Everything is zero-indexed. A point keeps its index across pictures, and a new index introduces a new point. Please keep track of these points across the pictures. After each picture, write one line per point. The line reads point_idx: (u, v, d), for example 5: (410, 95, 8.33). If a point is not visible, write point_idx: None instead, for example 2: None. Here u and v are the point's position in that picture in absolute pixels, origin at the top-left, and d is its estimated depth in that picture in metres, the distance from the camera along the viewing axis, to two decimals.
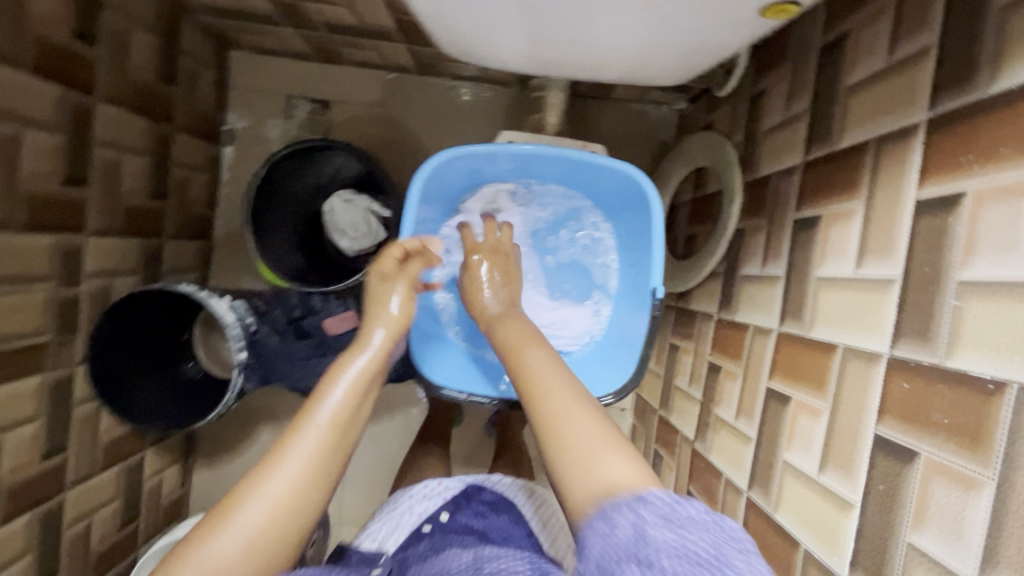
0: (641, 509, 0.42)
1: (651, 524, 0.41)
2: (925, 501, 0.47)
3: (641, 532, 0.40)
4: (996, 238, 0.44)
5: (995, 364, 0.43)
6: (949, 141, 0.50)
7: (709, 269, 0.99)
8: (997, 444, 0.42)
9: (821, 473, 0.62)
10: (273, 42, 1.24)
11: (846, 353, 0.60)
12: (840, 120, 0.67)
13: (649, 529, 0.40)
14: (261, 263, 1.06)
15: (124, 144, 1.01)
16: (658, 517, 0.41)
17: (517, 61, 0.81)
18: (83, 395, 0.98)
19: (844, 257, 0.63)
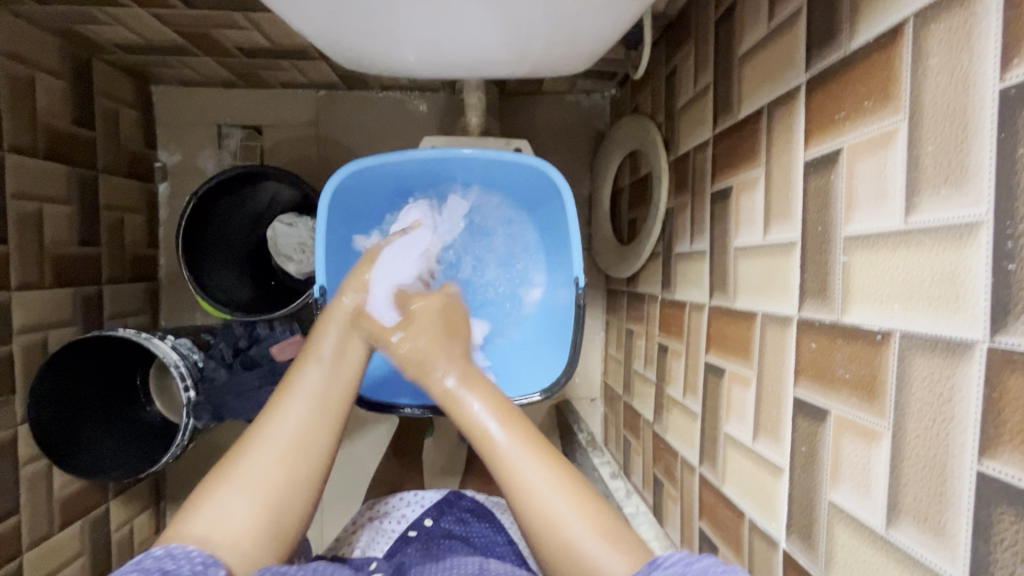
0: (654, 570, 0.44)
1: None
2: (838, 459, 0.47)
3: None
4: (870, 190, 0.44)
5: (880, 315, 0.43)
6: (824, 99, 0.50)
7: (649, 251, 0.99)
8: (888, 394, 0.42)
9: (755, 441, 0.62)
10: (193, 74, 1.22)
11: (764, 319, 0.61)
12: (737, 91, 0.68)
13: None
14: (201, 298, 1.06)
15: (43, 194, 0.98)
16: (670, 570, 0.43)
17: (418, 69, 0.80)
18: (28, 454, 0.96)
19: (754, 225, 0.63)
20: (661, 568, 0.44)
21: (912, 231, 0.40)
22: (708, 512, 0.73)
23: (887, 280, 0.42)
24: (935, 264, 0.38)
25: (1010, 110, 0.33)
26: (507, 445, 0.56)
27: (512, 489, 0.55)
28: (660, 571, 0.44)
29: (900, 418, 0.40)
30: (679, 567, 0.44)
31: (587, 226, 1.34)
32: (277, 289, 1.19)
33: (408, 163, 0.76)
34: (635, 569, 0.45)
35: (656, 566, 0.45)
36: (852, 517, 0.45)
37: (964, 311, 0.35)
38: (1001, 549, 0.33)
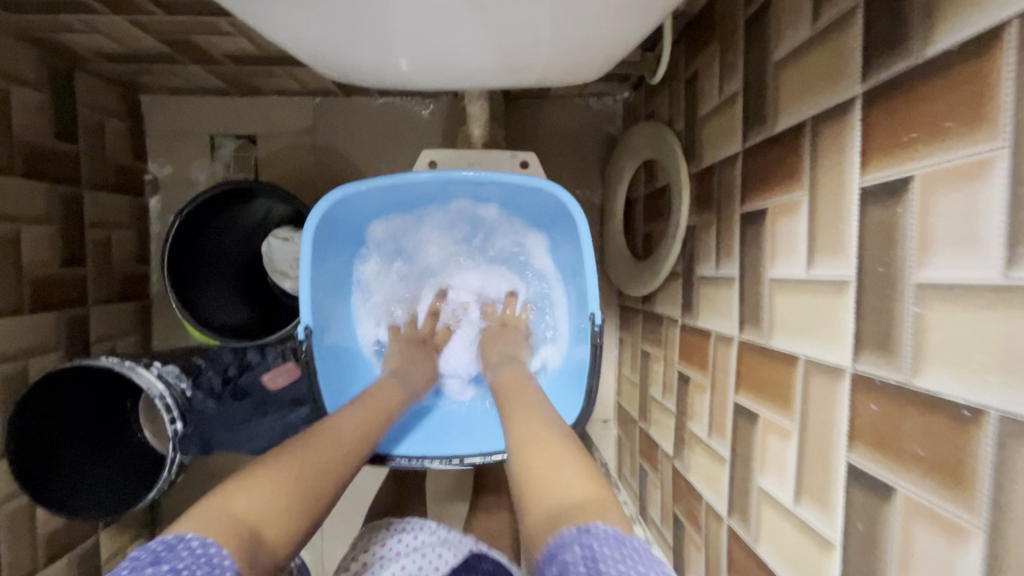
0: (588, 541, 0.38)
1: (602, 555, 0.37)
2: (910, 549, 0.40)
3: (593, 564, 0.36)
4: (953, 230, 0.36)
5: (968, 386, 0.35)
6: (887, 116, 0.42)
7: (668, 270, 0.92)
8: (981, 486, 0.34)
9: (797, 504, 0.54)
10: (182, 82, 1.16)
11: (807, 366, 0.53)
12: (773, 100, 0.60)
13: (601, 561, 0.37)
14: (189, 322, 1.00)
15: (21, 214, 0.93)
16: (607, 546, 0.38)
17: (412, 81, 0.72)
18: (8, 491, 0.90)
19: (794, 256, 0.55)
20: (591, 538, 0.38)
21: (1016, 288, 0.32)
22: (739, 571, 0.66)
23: (978, 345, 0.35)
24: None
25: None
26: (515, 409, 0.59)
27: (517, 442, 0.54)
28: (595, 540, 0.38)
29: (999, 520, 0.33)
30: (614, 542, 0.38)
31: (599, 238, 1.26)
32: (271, 309, 1.12)
33: (407, 187, 0.69)
34: (562, 538, 0.40)
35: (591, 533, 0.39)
36: None
37: None
38: None
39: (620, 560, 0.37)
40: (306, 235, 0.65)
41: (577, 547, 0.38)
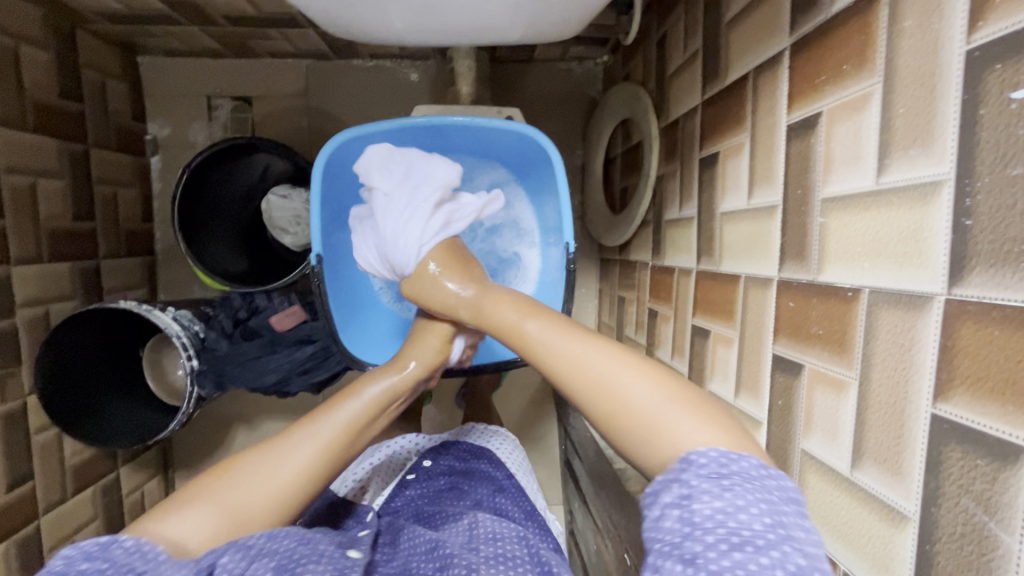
0: (686, 475, 0.40)
1: (700, 491, 0.38)
2: (811, 409, 0.50)
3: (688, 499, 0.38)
4: (847, 152, 0.46)
5: (852, 273, 0.45)
6: (808, 62, 0.51)
7: (640, 219, 1.01)
8: (857, 345, 0.44)
9: (736, 398, 0.65)
10: (180, 44, 1.21)
11: (746, 281, 0.63)
12: (725, 56, 0.69)
13: (696, 499, 0.38)
14: (199, 270, 1.07)
15: (36, 168, 0.99)
16: (704, 478, 0.39)
17: (406, 37, 0.79)
18: (38, 424, 0.99)
19: (739, 190, 0.65)
20: (691, 473, 0.39)
21: (883, 190, 0.42)
22: None
23: (859, 241, 0.44)
24: (904, 221, 0.40)
25: (975, 71, 0.34)
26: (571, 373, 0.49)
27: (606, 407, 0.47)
28: (693, 473, 0.39)
29: (866, 368, 0.43)
30: (712, 472, 0.39)
31: (580, 195, 1.35)
32: (272, 261, 1.20)
33: (401, 131, 0.76)
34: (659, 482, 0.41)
35: (687, 465, 0.40)
36: (824, 464, 0.48)
37: (925, 265, 0.37)
38: (949, 483, 0.35)
39: (718, 496, 0.37)
40: (314, 169, 0.72)
41: (675, 487, 0.39)
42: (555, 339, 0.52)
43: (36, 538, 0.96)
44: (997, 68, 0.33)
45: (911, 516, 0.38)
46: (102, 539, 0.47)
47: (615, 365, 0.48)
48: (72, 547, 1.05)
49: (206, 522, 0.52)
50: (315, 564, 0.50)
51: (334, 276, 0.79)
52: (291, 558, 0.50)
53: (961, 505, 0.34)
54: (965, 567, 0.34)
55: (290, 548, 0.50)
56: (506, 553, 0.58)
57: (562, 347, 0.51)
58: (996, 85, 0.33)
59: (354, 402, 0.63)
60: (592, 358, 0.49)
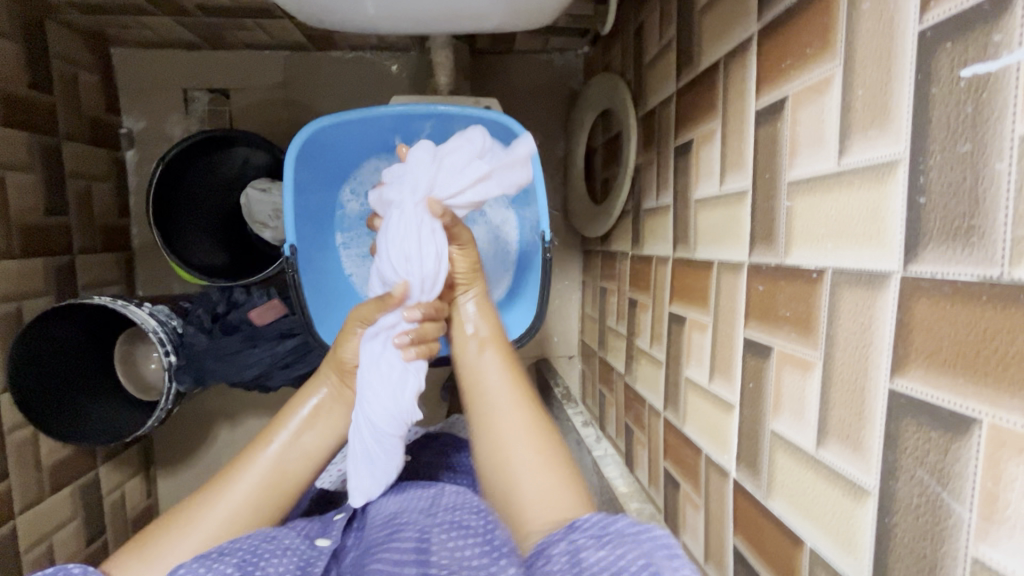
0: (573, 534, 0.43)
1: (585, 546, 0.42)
2: (780, 390, 0.51)
3: (577, 555, 0.41)
4: (811, 135, 0.46)
5: (817, 254, 0.46)
6: (774, 47, 0.52)
7: (620, 209, 1.02)
8: (821, 325, 0.45)
9: (711, 382, 0.65)
10: (153, 35, 1.18)
11: (719, 266, 0.63)
12: (698, 43, 0.69)
13: (584, 551, 0.41)
14: (175, 265, 1.06)
15: (5, 162, 0.97)
16: (590, 538, 0.42)
17: (381, 25, 0.78)
18: (12, 422, 0.97)
19: (711, 176, 0.66)
20: (579, 532, 0.43)
21: (844, 171, 0.42)
22: (672, 453, 0.77)
23: (823, 222, 0.45)
24: (863, 200, 0.40)
25: (927, 50, 0.35)
26: (493, 420, 0.56)
27: (497, 448, 0.54)
28: (580, 534, 0.43)
29: (830, 347, 0.44)
30: (597, 530, 0.42)
31: (563, 187, 1.35)
32: (251, 255, 1.18)
33: (376, 120, 0.76)
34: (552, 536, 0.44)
35: (574, 528, 0.43)
36: (792, 443, 0.49)
37: (883, 243, 0.38)
38: (905, 456, 0.36)
39: (602, 547, 0.41)
40: (287, 157, 0.71)
41: (563, 542, 0.43)
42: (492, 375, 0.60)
43: (13, 538, 0.95)
44: (948, 46, 0.33)
45: (871, 490, 0.39)
46: (48, 570, 0.48)
47: (518, 418, 0.55)
48: (52, 546, 1.03)
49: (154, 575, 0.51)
50: (277, 559, 0.51)
51: (308, 264, 0.78)
52: (253, 553, 0.50)
53: (916, 478, 0.35)
54: (920, 537, 0.35)
55: (254, 545, 0.51)
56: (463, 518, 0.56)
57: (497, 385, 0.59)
58: (947, 64, 0.33)
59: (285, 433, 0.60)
60: (495, 384, 0.59)
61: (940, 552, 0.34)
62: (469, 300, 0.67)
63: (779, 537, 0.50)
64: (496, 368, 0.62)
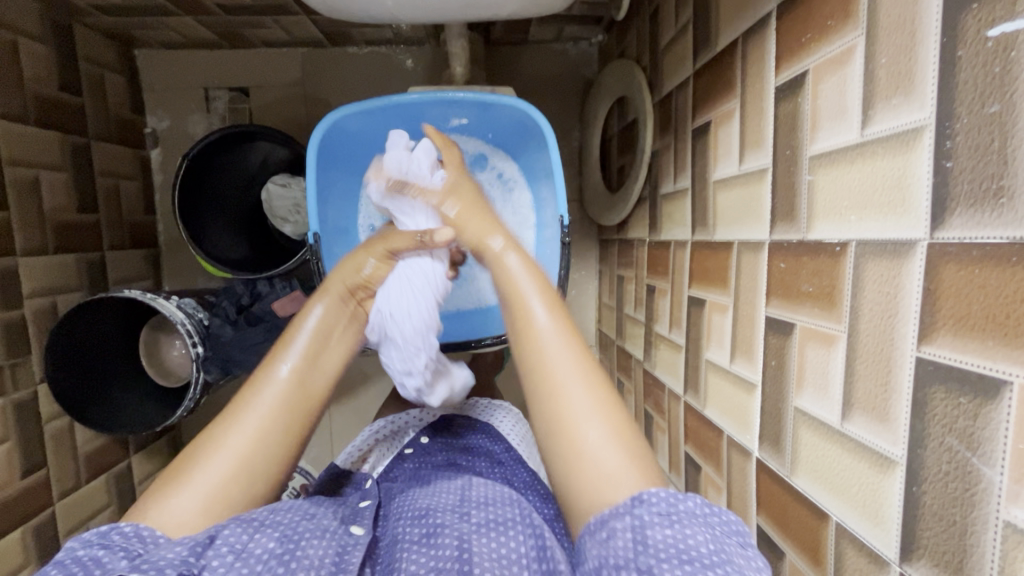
0: (639, 509, 0.43)
1: (650, 523, 0.42)
2: (804, 365, 0.50)
3: (641, 532, 0.42)
4: (833, 108, 0.46)
5: (840, 228, 0.45)
6: (794, 21, 0.51)
7: (637, 195, 1.01)
8: (845, 299, 0.44)
9: (732, 363, 0.65)
10: (175, 35, 1.21)
11: (739, 247, 0.63)
12: (715, 23, 0.69)
13: (649, 529, 0.42)
14: (201, 258, 1.08)
15: (39, 161, 1.00)
16: (655, 514, 0.43)
17: (398, 14, 0.79)
18: (49, 412, 1.01)
19: (731, 156, 0.65)
20: (644, 507, 0.43)
21: (867, 142, 0.42)
22: (693, 436, 0.77)
23: (846, 195, 0.44)
24: (886, 169, 0.40)
25: (953, 13, 0.34)
26: (556, 392, 0.51)
27: (556, 426, 0.50)
28: (644, 509, 0.43)
29: (854, 320, 0.43)
30: (665, 509, 0.43)
31: (578, 177, 1.35)
32: (273, 249, 1.21)
33: (391, 108, 0.77)
34: (617, 509, 0.44)
35: (638, 502, 0.44)
36: (817, 419, 0.48)
37: (908, 212, 0.38)
38: (934, 424, 0.36)
39: (670, 526, 0.42)
40: (308, 148, 0.73)
41: (627, 516, 0.43)
42: (551, 341, 0.54)
43: (52, 524, 0.99)
44: (974, 7, 0.33)
45: (898, 460, 0.39)
46: (101, 528, 0.48)
47: (592, 407, 0.50)
48: (88, 532, 1.07)
49: (189, 506, 0.50)
50: (317, 540, 0.52)
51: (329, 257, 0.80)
52: (295, 531, 0.51)
53: (945, 445, 0.35)
54: (950, 505, 0.35)
55: (294, 522, 0.52)
56: (499, 518, 0.57)
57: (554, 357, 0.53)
58: (973, 26, 0.33)
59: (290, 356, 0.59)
60: (561, 356, 0.53)
61: (971, 518, 0.33)
62: (513, 255, 0.60)
63: (804, 514, 0.50)
64: (554, 337, 0.54)
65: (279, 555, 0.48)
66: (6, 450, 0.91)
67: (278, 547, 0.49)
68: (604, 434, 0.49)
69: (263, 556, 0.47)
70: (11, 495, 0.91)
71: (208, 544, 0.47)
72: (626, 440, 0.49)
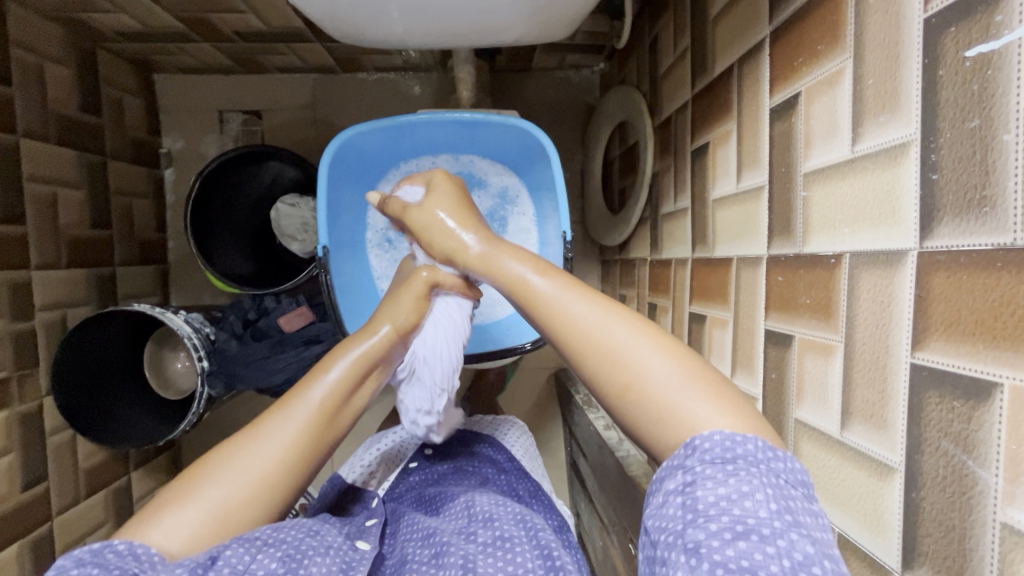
0: (688, 462, 0.40)
1: (702, 479, 0.38)
2: (803, 377, 0.51)
3: (691, 490, 0.38)
4: (825, 126, 0.48)
5: (834, 240, 0.47)
6: (786, 47, 0.54)
7: (638, 215, 1.03)
8: (841, 309, 0.46)
9: (733, 377, 0.66)
10: (193, 61, 1.26)
11: (738, 262, 0.65)
12: (712, 50, 0.72)
13: (699, 487, 0.38)
14: (209, 273, 1.10)
15: (56, 178, 1.03)
16: (707, 465, 0.39)
17: (409, 40, 0.83)
18: (53, 425, 1.01)
19: (729, 175, 0.67)
20: (695, 459, 0.39)
21: (857, 158, 0.44)
22: None
23: (838, 209, 0.46)
24: (877, 183, 0.42)
25: (933, 37, 0.37)
26: (590, 346, 0.48)
27: (601, 377, 0.47)
28: (696, 460, 0.39)
29: (850, 329, 0.44)
30: (717, 458, 0.39)
31: (581, 199, 1.37)
32: (279, 266, 1.23)
33: (400, 128, 0.80)
34: (665, 468, 0.41)
35: (691, 451, 0.40)
36: (816, 430, 0.49)
37: (898, 224, 0.39)
38: (930, 429, 0.36)
39: (726, 481, 0.37)
40: (320, 167, 0.75)
41: (677, 474, 0.40)
42: (561, 300, 0.51)
43: (48, 539, 0.98)
44: (952, 30, 0.35)
45: (896, 467, 0.39)
46: (91, 545, 0.44)
47: (638, 348, 0.46)
48: None
49: (193, 522, 0.48)
50: (320, 557, 0.50)
51: (340, 270, 0.82)
52: (297, 549, 0.50)
53: (942, 449, 0.35)
54: (949, 510, 0.35)
55: (297, 539, 0.51)
56: (506, 533, 0.57)
57: (576, 314, 0.49)
58: (952, 47, 0.35)
59: (322, 386, 0.58)
60: (588, 315, 0.49)
61: (970, 522, 0.34)
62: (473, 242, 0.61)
63: None
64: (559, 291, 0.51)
65: (281, 572, 0.47)
66: (7, 463, 0.91)
67: (280, 567, 0.47)
68: (676, 372, 0.45)
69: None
70: (10, 509, 0.91)
71: (209, 564, 0.44)
72: (686, 375, 0.45)
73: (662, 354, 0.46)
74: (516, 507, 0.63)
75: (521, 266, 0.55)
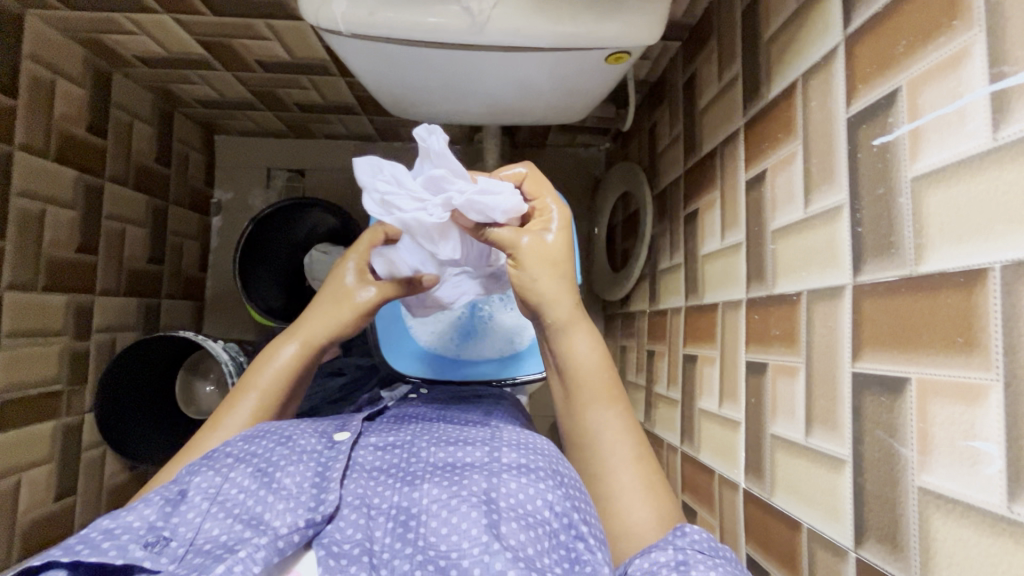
0: (682, 542, 0.51)
1: (693, 555, 0.49)
2: (776, 397, 0.61)
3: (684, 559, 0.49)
4: (786, 193, 0.61)
5: (795, 281, 0.58)
6: (756, 135, 0.69)
7: (638, 272, 1.16)
8: (802, 335, 0.56)
9: (720, 407, 0.75)
10: (253, 126, 1.45)
11: (723, 306, 0.76)
12: (700, 135, 0.87)
13: (691, 558, 0.49)
14: (250, 307, 1.22)
15: (127, 217, 1.17)
16: (699, 550, 0.50)
17: (449, 117, 1.00)
18: (89, 441, 1.08)
19: (715, 234, 0.80)
20: (687, 542, 0.51)
21: (809, 216, 0.56)
22: (690, 484, 0.83)
23: (797, 256, 0.58)
24: (823, 236, 0.54)
25: (852, 131, 0.51)
26: (604, 462, 0.63)
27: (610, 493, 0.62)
28: (687, 542, 0.51)
29: (810, 351, 0.55)
30: (704, 547, 0.51)
31: (587, 260, 1.51)
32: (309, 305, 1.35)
33: None
34: (659, 543, 0.52)
35: (683, 534, 0.52)
36: (787, 440, 0.58)
37: (839, 266, 0.51)
38: (868, 421, 0.46)
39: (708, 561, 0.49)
40: None
41: (671, 549, 0.50)
42: (606, 428, 0.64)
43: None
44: (864, 127, 0.49)
45: (846, 459, 0.48)
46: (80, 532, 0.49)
47: (637, 480, 0.61)
48: None
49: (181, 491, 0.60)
50: (292, 467, 0.57)
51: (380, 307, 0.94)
52: (270, 461, 0.57)
53: (877, 438, 0.45)
54: (884, 485, 0.44)
55: (269, 450, 0.58)
56: (529, 464, 0.58)
57: (605, 441, 0.64)
58: (866, 137, 0.49)
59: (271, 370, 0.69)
60: (618, 450, 0.63)
61: (897, 492, 0.43)
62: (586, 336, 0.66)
63: (784, 529, 0.58)
64: (612, 424, 0.64)
65: (255, 489, 0.54)
66: (47, 471, 0.97)
67: (253, 485, 0.54)
68: (638, 482, 0.61)
69: (241, 495, 0.54)
70: (43, 516, 0.96)
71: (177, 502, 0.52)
72: (665, 514, 0.59)
73: (650, 483, 0.61)
74: (538, 437, 0.65)
75: (592, 359, 0.66)
